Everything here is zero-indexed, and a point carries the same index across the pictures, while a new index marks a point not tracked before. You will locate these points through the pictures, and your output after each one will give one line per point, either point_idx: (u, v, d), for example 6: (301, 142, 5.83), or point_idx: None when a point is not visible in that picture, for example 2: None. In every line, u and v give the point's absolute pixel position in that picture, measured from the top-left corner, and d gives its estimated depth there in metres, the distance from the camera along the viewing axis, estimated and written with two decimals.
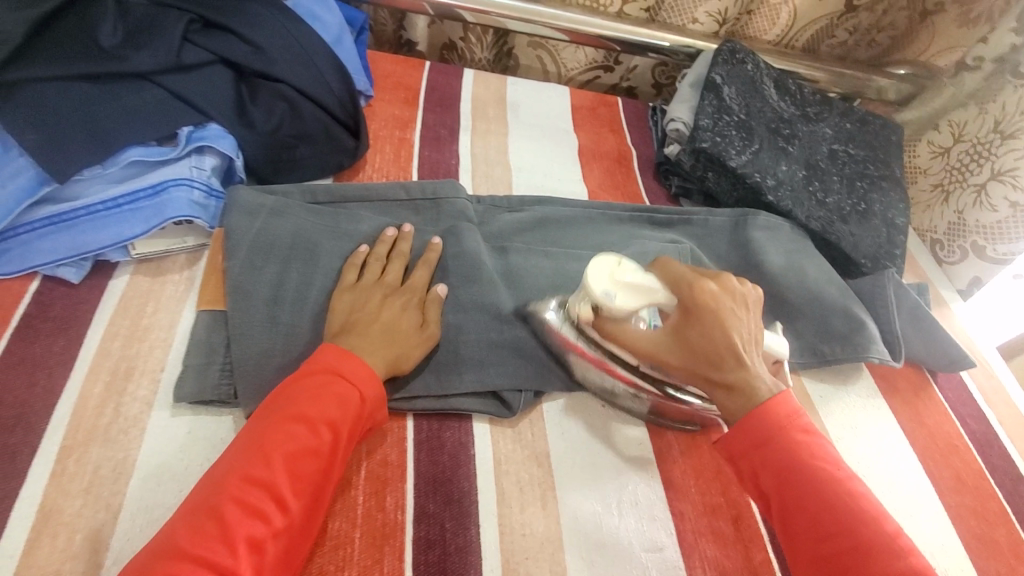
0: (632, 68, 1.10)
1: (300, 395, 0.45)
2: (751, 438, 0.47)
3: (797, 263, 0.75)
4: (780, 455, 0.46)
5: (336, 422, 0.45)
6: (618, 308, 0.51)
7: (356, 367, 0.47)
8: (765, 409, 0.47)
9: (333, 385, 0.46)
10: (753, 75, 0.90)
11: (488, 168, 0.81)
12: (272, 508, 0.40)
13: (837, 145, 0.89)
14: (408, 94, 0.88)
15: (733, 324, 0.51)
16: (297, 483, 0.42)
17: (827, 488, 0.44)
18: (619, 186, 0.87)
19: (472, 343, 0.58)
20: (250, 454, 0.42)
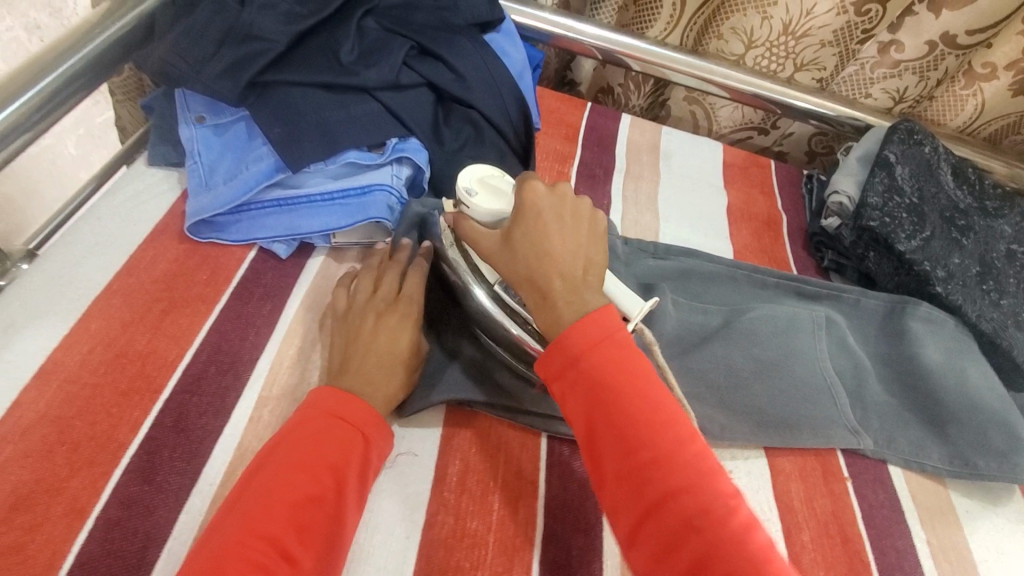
0: (788, 134, 1.09)
1: (300, 441, 0.46)
2: (564, 356, 0.47)
3: (958, 363, 0.70)
4: (595, 385, 0.45)
5: (340, 469, 0.45)
6: (473, 205, 0.55)
7: (358, 409, 0.49)
8: (581, 325, 0.47)
9: (333, 428, 0.47)
10: (930, 159, 0.86)
11: (638, 213, 0.83)
12: (278, 562, 0.40)
13: (1017, 246, 0.82)
14: (568, 130, 0.93)
15: (563, 227, 0.52)
16: (304, 529, 0.42)
17: (640, 424, 0.44)
18: (765, 249, 0.85)
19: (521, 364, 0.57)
20: (252, 508, 0.42)
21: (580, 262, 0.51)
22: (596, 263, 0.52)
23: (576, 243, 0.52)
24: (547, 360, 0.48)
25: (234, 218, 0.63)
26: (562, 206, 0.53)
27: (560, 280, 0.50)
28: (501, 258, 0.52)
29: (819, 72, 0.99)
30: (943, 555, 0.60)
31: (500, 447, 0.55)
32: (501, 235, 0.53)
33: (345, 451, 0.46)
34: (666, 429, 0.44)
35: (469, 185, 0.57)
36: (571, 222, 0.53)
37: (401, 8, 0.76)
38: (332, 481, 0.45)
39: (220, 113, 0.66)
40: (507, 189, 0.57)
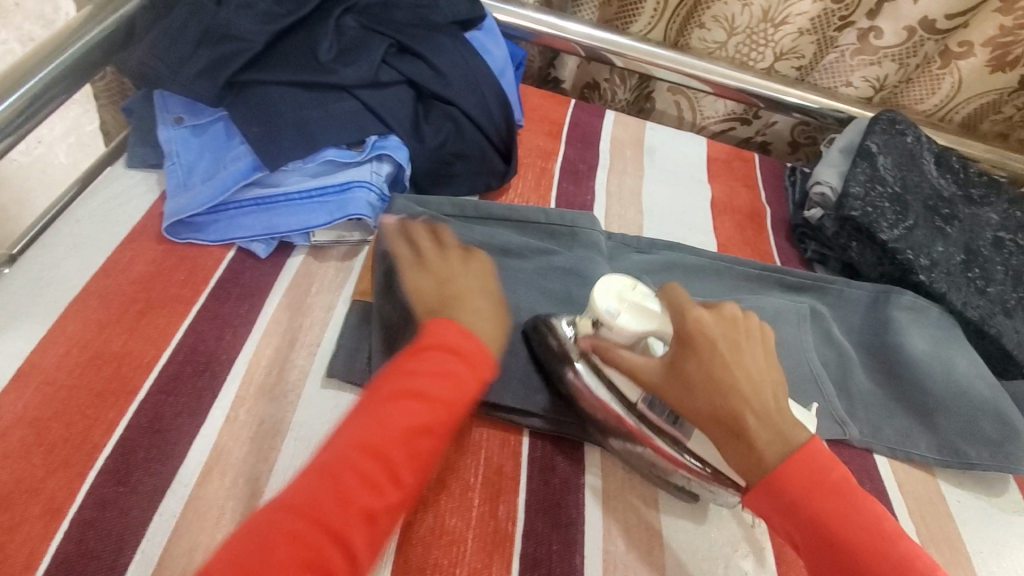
0: (771, 124, 1.09)
1: (417, 370, 0.45)
2: (784, 502, 0.45)
3: (943, 351, 0.70)
4: (806, 509, 0.45)
5: (422, 414, 0.44)
6: (618, 327, 0.50)
7: (443, 330, 0.47)
8: (796, 463, 0.46)
9: (450, 360, 0.46)
10: (912, 148, 0.86)
11: (621, 208, 0.83)
12: (386, 483, 0.42)
13: (1004, 234, 0.81)
14: (552, 127, 0.93)
15: (742, 356, 0.50)
16: (365, 474, 0.41)
17: (847, 513, 0.45)
18: (749, 242, 0.85)
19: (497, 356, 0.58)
20: (372, 434, 0.43)
21: (765, 395, 0.49)
22: (775, 384, 0.50)
23: (759, 372, 0.50)
24: (761, 495, 0.46)
25: (212, 217, 0.63)
26: (734, 330, 0.51)
27: (750, 412, 0.48)
28: (683, 395, 0.49)
29: (800, 61, 0.99)
30: (931, 545, 0.59)
31: (480, 445, 0.55)
32: (666, 362, 0.50)
33: (405, 387, 0.45)
34: (857, 502, 0.45)
35: (609, 304, 0.50)
36: (747, 344, 0.51)
37: (380, 7, 0.76)
38: (400, 422, 0.43)
39: (199, 114, 0.66)
40: (654, 305, 0.51)
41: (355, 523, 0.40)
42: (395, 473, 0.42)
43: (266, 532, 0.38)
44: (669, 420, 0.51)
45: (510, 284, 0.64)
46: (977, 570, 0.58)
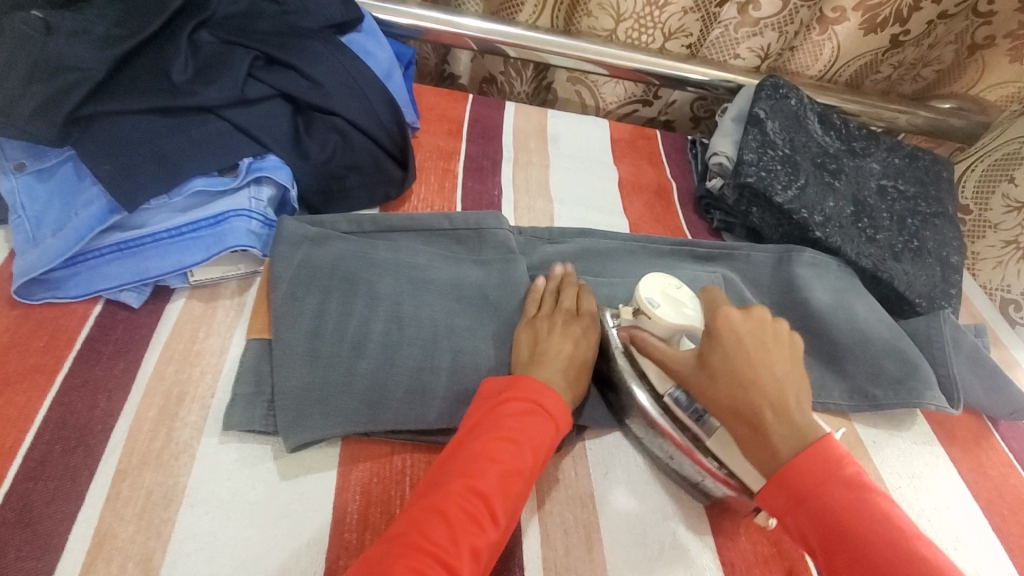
0: (671, 102, 1.11)
1: (508, 420, 0.50)
2: (792, 491, 0.46)
3: (845, 299, 0.73)
4: (826, 514, 0.45)
5: (517, 456, 0.48)
6: (657, 316, 0.54)
7: (530, 385, 0.52)
8: (811, 452, 0.47)
9: (534, 412, 0.50)
10: (797, 110, 0.89)
11: (531, 201, 0.82)
12: (487, 520, 0.44)
13: (886, 181, 0.86)
14: (451, 126, 0.90)
15: (768, 357, 0.52)
16: (467, 512, 0.44)
17: (876, 539, 0.43)
18: (660, 219, 0.86)
19: (403, 373, 0.55)
20: (472, 472, 0.47)
21: (788, 397, 0.50)
22: (801, 390, 0.51)
23: (789, 380, 0.51)
24: (770, 492, 0.48)
25: (70, 271, 0.56)
26: (763, 332, 0.53)
27: (769, 409, 0.49)
28: (704, 389, 0.51)
29: (688, 39, 1.01)
30: None
31: (403, 471, 0.52)
32: (692, 359, 0.52)
33: (502, 428, 0.49)
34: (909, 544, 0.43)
35: (652, 297, 0.56)
36: (776, 349, 0.52)
37: (241, 17, 0.71)
38: (500, 464, 0.47)
39: (42, 156, 0.58)
40: (693, 308, 0.56)
41: (463, 559, 0.42)
42: (494, 511, 0.45)
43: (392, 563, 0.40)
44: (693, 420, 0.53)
45: (420, 296, 0.61)
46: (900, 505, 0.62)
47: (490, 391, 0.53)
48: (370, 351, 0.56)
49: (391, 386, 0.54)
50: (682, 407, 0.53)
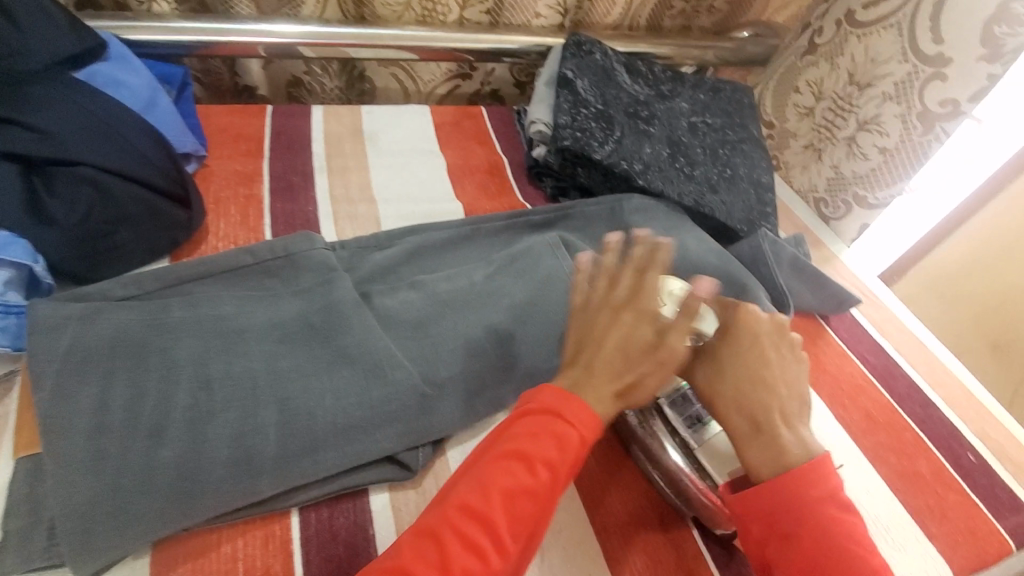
0: (491, 71, 1.09)
1: (521, 433, 0.45)
2: (768, 498, 0.49)
3: (678, 238, 0.75)
4: (789, 515, 0.48)
5: (524, 478, 0.44)
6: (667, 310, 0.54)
7: (551, 395, 0.46)
8: (811, 467, 0.49)
9: (552, 424, 0.45)
10: (603, 64, 0.90)
11: (351, 208, 0.76)
12: (489, 545, 0.41)
13: (696, 118, 0.89)
14: (249, 144, 0.81)
15: (781, 362, 0.55)
16: (465, 535, 0.41)
17: (838, 550, 0.46)
18: (495, 197, 0.84)
19: (219, 443, 0.48)
20: (477, 489, 0.43)
21: (797, 409, 0.54)
22: (802, 401, 0.55)
23: (794, 380, 0.55)
24: (743, 498, 0.50)
25: None
26: (777, 336, 0.56)
27: (779, 413, 0.52)
28: (716, 368, 0.54)
29: (484, 4, 0.98)
30: None
31: (236, 557, 0.46)
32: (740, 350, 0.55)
33: (506, 442, 0.45)
34: (860, 553, 0.46)
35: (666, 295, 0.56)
36: (786, 353, 0.56)
37: None
38: (511, 480, 0.43)
39: None
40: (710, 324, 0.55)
41: None
42: (501, 539, 0.42)
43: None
44: (694, 442, 0.61)
45: (229, 346, 0.54)
46: None
47: (505, 410, 0.47)
48: (174, 432, 0.47)
49: (208, 465, 0.47)
50: (677, 406, 0.63)
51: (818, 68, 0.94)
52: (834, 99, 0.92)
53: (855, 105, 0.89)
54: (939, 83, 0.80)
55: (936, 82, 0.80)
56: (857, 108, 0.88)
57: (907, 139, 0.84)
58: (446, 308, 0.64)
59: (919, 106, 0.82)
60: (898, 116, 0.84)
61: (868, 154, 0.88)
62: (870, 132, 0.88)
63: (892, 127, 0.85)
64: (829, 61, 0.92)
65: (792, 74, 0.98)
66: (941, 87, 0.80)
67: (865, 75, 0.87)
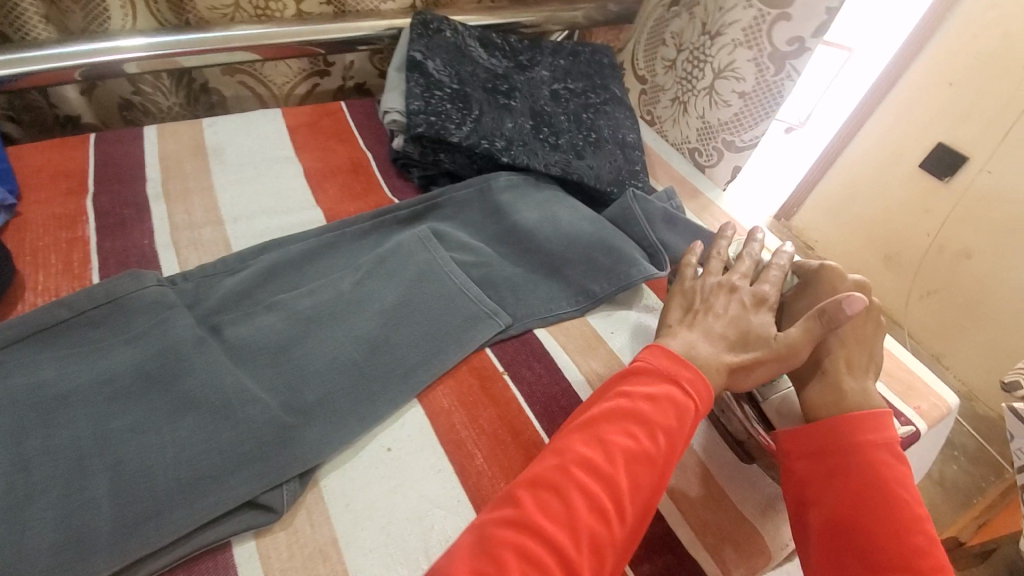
0: (349, 64, 1.02)
1: (644, 393, 0.50)
2: (819, 439, 0.53)
3: (547, 211, 0.75)
4: (841, 452, 0.52)
5: (639, 441, 0.47)
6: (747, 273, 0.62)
7: (654, 357, 0.52)
8: (864, 417, 0.53)
9: (671, 386, 0.51)
10: (455, 41, 0.86)
11: (196, 234, 0.69)
12: (611, 514, 0.44)
13: (557, 85, 0.88)
14: (69, 181, 0.72)
15: (856, 325, 0.59)
16: (592, 499, 0.44)
17: (887, 490, 0.49)
18: (361, 197, 0.79)
19: (39, 531, 0.42)
20: (599, 449, 0.46)
21: (862, 363, 0.58)
22: (868, 362, 0.59)
23: (857, 342, 0.59)
24: (801, 434, 0.54)
25: None
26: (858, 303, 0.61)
27: (846, 365, 0.57)
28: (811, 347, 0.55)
29: None
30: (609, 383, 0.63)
31: None
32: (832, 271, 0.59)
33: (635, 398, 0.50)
34: (903, 496, 0.49)
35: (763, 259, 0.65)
36: (865, 320, 0.60)
37: None
38: (632, 442, 0.47)
39: None
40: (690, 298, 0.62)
41: (583, 553, 0.41)
42: (622, 509, 0.44)
43: (490, 550, 0.40)
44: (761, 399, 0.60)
45: (47, 417, 0.48)
46: None
47: (647, 364, 0.52)
48: None
49: (26, 558, 0.41)
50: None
51: (679, 19, 0.95)
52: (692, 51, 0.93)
53: (709, 54, 0.90)
54: (784, 23, 0.81)
55: (781, 22, 0.81)
56: (711, 58, 0.90)
57: (763, 82, 0.86)
58: (308, 326, 0.60)
59: (769, 48, 0.84)
60: (751, 60, 0.86)
61: (729, 101, 0.89)
62: (727, 80, 0.89)
63: (747, 72, 0.86)
64: (688, 11, 0.94)
65: (657, 27, 1.00)
66: (787, 26, 0.81)
67: (714, 24, 0.89)
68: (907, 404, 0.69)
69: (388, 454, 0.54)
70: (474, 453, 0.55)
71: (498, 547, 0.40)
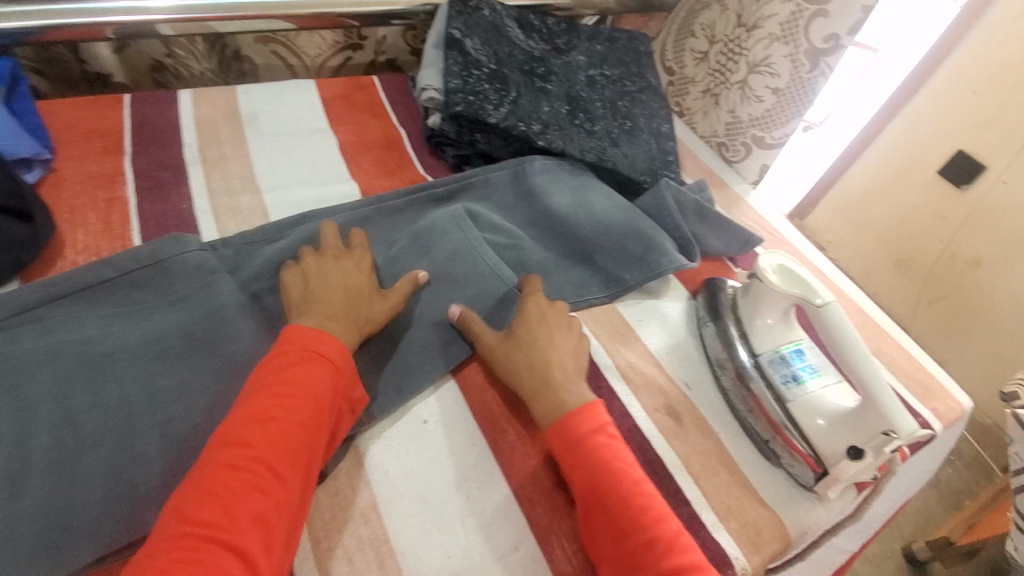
0: (382, 38, 1.01)
1: (267, 388, 0.46)
2: (570, 438, 0.51)
3: (580, 198, 0.75)
4: (603, 454, 0.50)
5: (322, 385, 0.48)
6: (770, 280, 0.61)
7: (322, 343, 0.50)
8: (586, 415, 0.52)
9: (309, 366, 0.48)
10: (493, 21, 0.85)
11: (233, 201, 0.70)
12: (261, 487, 0.42)
13: (594, 71, 0.87)
14: (105, 140, 0.72)
15: (540, 347, 0.57)
16: (236, 481, 0.41)
17: (622, 495, 0.48)
18: (394, 173, 0.79)
19: (93, 480, 0.44)
20: (230, 459, 0.42)
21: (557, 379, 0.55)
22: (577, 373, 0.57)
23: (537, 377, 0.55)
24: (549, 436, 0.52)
25: None
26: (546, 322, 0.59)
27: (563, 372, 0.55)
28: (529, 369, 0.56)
29: None
30: (638, 369, 0.64)
31: None
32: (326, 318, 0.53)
33: (239, 439, 0.43)
34: (639, 493, 0.48)
35: (768, 265, 0.62)
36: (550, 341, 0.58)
37: None
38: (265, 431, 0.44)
39: None
40: (804, 286, 0.59)
41: (242, 530, 0.40)
42: (279, 477, 0.43)
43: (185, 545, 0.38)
44: (788, 396, 0.60)
45: (96, 372, 0.48)
46: (667, 368, 0.66)
47: (307, 351, 0.49)
48: (35, 478, 0.42)
49: (82, 505, 0.43)
50: (775, 366, 0.62)
51: (709, 12, 0.95)
52: (725, 43, 0.93)
53: (744, 47, 0.90)
54: (822, 20, 0.81)
55: (820, 18, 0.81)
56: (746, 51, 0.89)
57: (796, 78, 0.85)
58: None
59: (805, 44, 0.83)
60: (786, 55, 0.85)
61: (761, 96, 0.89)
62: (760, 74, 0.89)
63: (781, 66, 0.86)
64: (719, 4, 0.94)
65: (687, 19, 1.00)
66: (825, 23, 0.81)
67: (751, 16, 0.88)
68: (923, 406, 0.70)
69: (425, 427, 0.56)
70: (506, 431, 0.56)
71: (193, 544, 0.38)
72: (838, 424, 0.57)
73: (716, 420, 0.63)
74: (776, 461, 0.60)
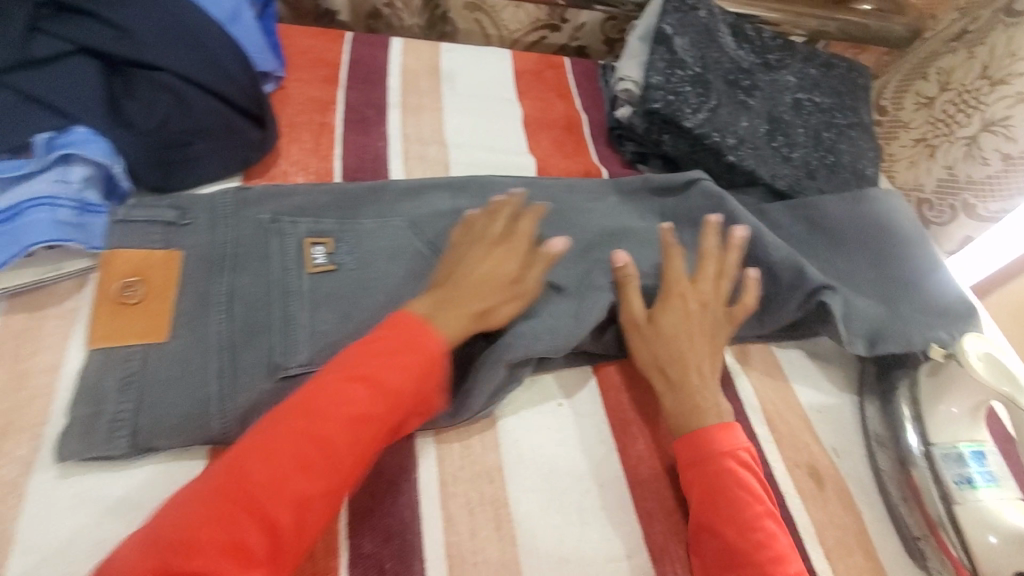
0: (581, 24, 1.00)
1: (371, 361, 0.46)
2: (686, 455, 0.50)
3: (861, 209, 0.72)
4: (719, 475, 0.48)
5: (390, 385, 0.45)
6: (970, 368, 0.53)
7: (418, 333, 0.48)
8: (703, 435, 0.50)
9: (404, 353, 0.47)
10: (707, 23, 0.82)
11: (422, 148, 0.73)
12: (319, 469, 0.42)
13: (802, 94, 0.81)
14: (326, 70, 0.79)
15: (672, 344, 0.54)
16: (295, 457, 0.41)
17: (730, 528, 0.45)
18: (571, 156, 0.79)
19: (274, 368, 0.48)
20: (280, 431, 0.42)
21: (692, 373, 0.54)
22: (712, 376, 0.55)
23: (686, 368, 0.54)
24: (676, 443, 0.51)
25: None
26: (684, 314, 0.56)
27: (693, 370, 0.54)
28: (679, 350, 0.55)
29: None
30: (782, 420, 0.60)
31: None
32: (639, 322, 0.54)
33: (296, 425, 0.42)
34: (751, 523, 0.46)
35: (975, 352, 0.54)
36: (688, 330, 0.55)
37: None
38: (339, 419, 0.43)
39: None
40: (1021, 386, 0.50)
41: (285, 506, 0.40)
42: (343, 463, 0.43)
43: (207, 501, 0.38)
44: (956, 497, 0.53)
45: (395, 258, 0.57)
46: (818, 434, 0.60)
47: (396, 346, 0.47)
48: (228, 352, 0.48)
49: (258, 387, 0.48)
50: (949, 462, 0.54)
51: (954, 56, 0.84)
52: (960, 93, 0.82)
53: (982, 102, 0.78)
54: None
55: None
56: (984, 106, 0.78)
57: None
58: None
59: None
60: None
61: (988, 159, 0.77)
62: (993, 135, 0.77)
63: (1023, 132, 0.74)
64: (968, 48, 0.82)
65: (923, 62, 0.89)
66: None
67: (1000, 70, 0.77)
68: None
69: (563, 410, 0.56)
70: (636, 437, 0.55)
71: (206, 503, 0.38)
72: (1014, 546, 0.49)
73: (860, 495, 0.57)
74: (924, 562, 0.53)
